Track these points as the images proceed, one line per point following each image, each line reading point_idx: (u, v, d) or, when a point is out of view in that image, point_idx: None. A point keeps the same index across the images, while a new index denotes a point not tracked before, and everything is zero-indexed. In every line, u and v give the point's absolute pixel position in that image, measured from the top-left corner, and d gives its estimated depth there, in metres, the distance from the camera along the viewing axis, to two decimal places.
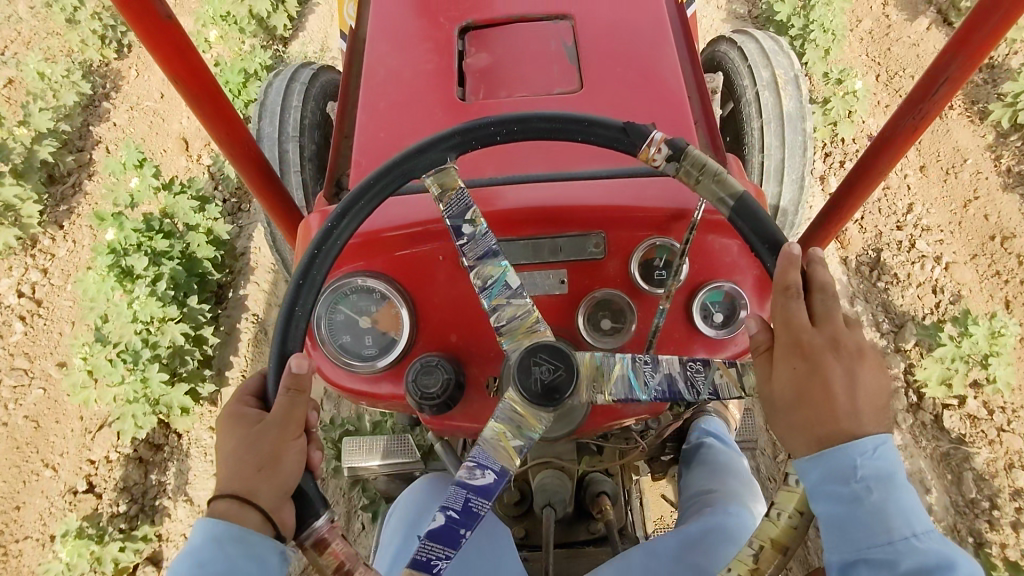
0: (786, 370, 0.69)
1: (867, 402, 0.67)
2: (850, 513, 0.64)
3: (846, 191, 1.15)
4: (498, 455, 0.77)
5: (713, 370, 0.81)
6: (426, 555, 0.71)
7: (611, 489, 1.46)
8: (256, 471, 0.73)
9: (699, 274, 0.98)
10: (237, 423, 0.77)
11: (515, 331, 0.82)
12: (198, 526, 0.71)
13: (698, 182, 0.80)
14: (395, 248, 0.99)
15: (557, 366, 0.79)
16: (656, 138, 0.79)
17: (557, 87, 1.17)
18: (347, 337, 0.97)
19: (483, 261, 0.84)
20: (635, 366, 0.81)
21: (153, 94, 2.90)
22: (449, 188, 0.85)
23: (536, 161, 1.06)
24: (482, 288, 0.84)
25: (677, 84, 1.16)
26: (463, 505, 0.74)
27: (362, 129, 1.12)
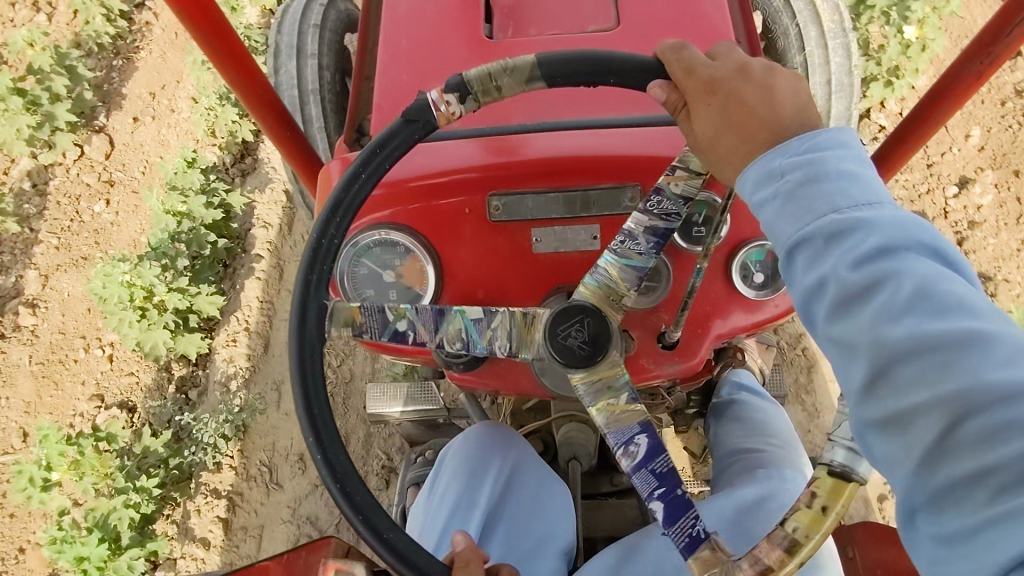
0: (702, 112, 0.68)
1: (788, 109, 0.65)
2: (778, 208, 0.58)
3: (895, 144, 1.07)
4: (626, 421, 0.76)
5: (666, 190, 0.80)
6: (688, 536, 0.71)
7: None
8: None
9: (742, 232, 0.93)
10: None
11: (522, 336, 0.80)
12: None
13: (497, 89, 0.75)
14: (420, 198, 0.95)
15: (580, 320, 0.76)
16: (436, 97, 0.75)
17: (591, 26, 1.08)
18: (371, 293, 0.94)
19: (442, 326, 0.81)
20: (623, 251, 0.79)
21: (11, 441, 2.11)
22: (354, 317, 0.80)
23: (569, 110, 1.00)
24: (467, 343, 0.81)
25: (723, 22, 1.07)
26: (656, 476, 0.73)
27: (383, 70, 1.06)
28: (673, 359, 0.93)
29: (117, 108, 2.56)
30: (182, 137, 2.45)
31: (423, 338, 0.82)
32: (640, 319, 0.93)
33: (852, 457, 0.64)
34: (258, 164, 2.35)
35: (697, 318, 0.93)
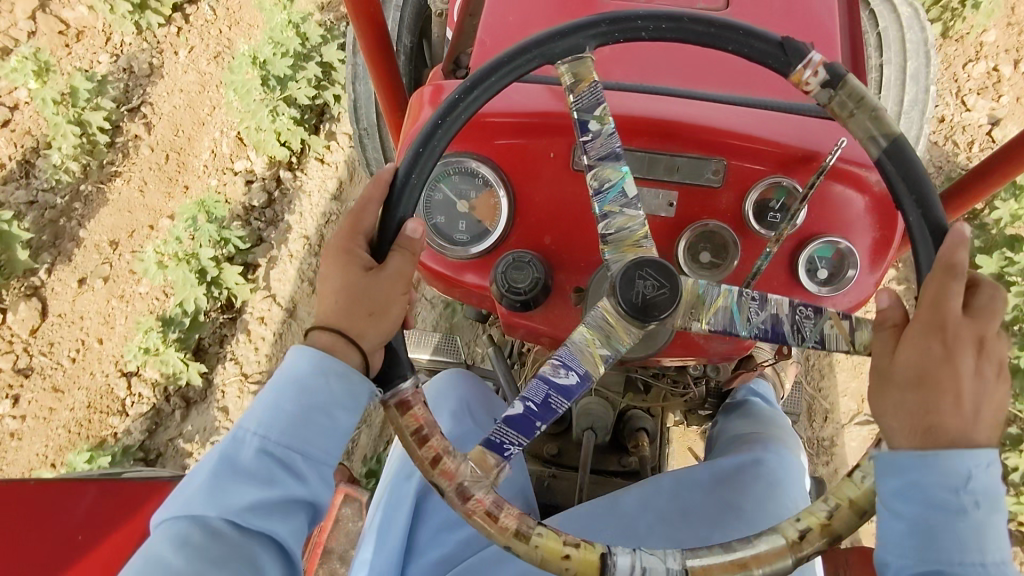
0: (914, 348, 0.64)
1: (989, 410, 0.61)
2: (946, 521, 0.60)
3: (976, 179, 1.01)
4: (584, 360, 0.77)
5: (825, 319, 0.78)
6: (500, 438, 0.74)
7: (650, 426, 1.50)
8: (365, 304, 0.75)
9: (815, 224, 0.94)
10: (343, 262, 0.77)
11: (621, 242, 0.79)
12: (299, 351, 0.74)
13: (850, 115, 0.74)
14: (508, 134, 0.96)
15: (662, 284, 0.76)
16: (815, 60, 0.74)
17: (701, 2, 1.08)
18: (442, 218, 0.97)
19: (603, 163, 0.81)
20: (742, 301, 0.78)
21: None
22: (582, 80, 0.81)
23: (667, 77, 1.01)
24: (597, 191, 0.80)
25: (832, 23, 1.07)
26: (543, 399, 0.75)
27: (491, 9, 1.07)
28: (724, 338, 0.95)
29: (66, 259, 2.28)
30: (127, 328, 2.17)
31: (590, 151, 0.81)
32: None
33: None
34: (208, 399, 2.10)
35: None
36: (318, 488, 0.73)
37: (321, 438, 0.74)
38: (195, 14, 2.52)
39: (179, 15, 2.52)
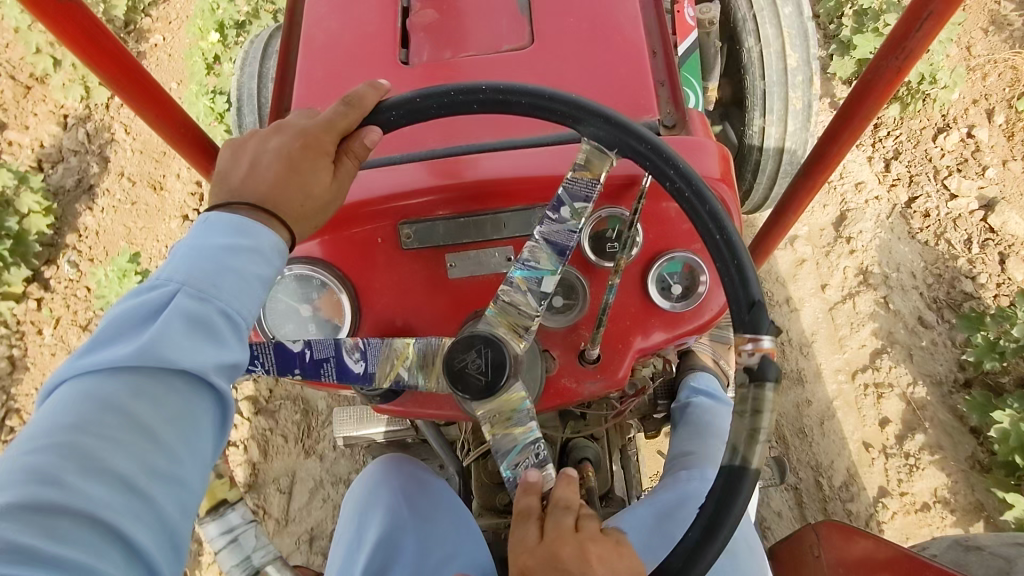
0: None
1: None
2: None
3: (830, 141, 1.11)
4: (380, 360, 0.84)
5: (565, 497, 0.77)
6: (261, 352, 0.83)
7: (594, 454, 1.47)
8: (303, 197, 0.76)
9: (655, 244, 0.92)
10: (298, 160, 0.77)
11: (505, 315, 0.81)
12: (226, 219, 0.69)
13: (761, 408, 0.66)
14: (333, 229, 0.94)
15: (487, 372, 0.77)
16: (761, 348, 0.68)
17: (505, 45, 1.05)
18: (290, 327, 0.92)
19: (548, 246, 0.81)
20: (527, 450, 0.77)
21: None
22: (589, 172, 0.81)
23: (483, 131, 0.99)
24: (524, 261, 0.81)
25: (636, 35, 1.03)
26: (321, 358, 0.84)
27: (299, 102, 1.05)
28: (595, 376, 0.93)
29: None
30: None
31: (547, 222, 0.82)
32: (560, 337, 0.92)
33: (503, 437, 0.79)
34: None
35: (618, 335, 0.93)
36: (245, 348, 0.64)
37: (243, 291, 0.65)
38: (55, 277, 2.34)
39: (37, 284, 2.32)
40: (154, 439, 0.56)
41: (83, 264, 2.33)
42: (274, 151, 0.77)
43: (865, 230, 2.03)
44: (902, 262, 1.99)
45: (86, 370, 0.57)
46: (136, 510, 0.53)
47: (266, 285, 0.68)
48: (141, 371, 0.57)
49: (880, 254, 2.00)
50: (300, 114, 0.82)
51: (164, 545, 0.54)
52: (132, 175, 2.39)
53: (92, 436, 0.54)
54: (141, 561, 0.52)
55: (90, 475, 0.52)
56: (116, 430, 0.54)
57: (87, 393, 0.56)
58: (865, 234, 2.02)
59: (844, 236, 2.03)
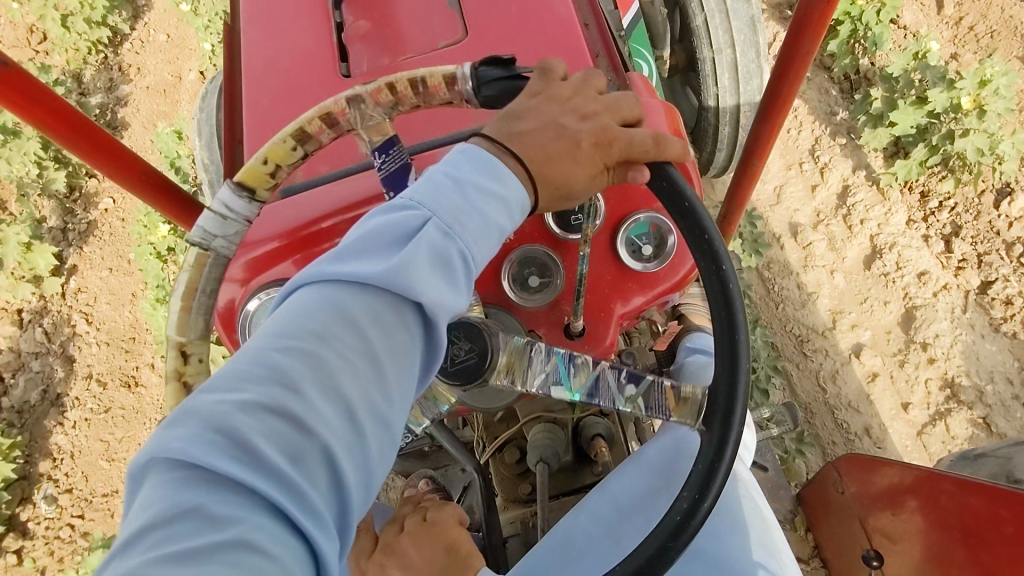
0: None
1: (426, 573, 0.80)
2: None
3: (779, 81, 1.14)
4: None
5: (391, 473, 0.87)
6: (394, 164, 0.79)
7: (606, 429, 1.46)
8: (557, 190, 0.71)
9: (619, 209, 0.93)
10: (568, 154, 0.71)
11: (515, 359, 0.82)
12: (488, 166, 0.68)
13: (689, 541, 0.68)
14: (303, 249, 0.94)
15: (456, 366, 0.80)
16: None
17: (440, 41, 1.07)
18: None
19: (590, 393, 0.81)
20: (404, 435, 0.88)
21: None
22: (671, 409, 0.78)
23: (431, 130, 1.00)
24: (570, 360, 0.82)
25: (566, 10, 1.04)
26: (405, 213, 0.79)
27: (249, 131, 1.07)
28: (583, 348, 0.94)
29: None
30: None
31: (607, 374, 0.82)
32: (544, 316, 0.94)
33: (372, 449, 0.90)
34: None
35: (598, 304, 0.94)
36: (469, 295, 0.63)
37: (481, 233, 0.64)
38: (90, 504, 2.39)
39: (14, 533, 2.39)
40: (375, 372, 0.58)
41: (61, 498, 2.42)
42: (562, 136, 0.71)
43: (942, 332, 2.08)
44: (994, 367, 2.05)
45: (332, 279, 0.60)
46: (347, 440, 0.55)
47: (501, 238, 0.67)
48: (380, 297, 0.59)
49: (968, 359, 2.06)
50: (620, 103, 0.75)
51: (359, 484, 0.55)
52: (102, 375, 2.54)
53: (330, 353, 0.57)
54: (342, 495, 0.53)
55: (321, 387, 0.55)
56: (346, 343, 0.57)
57: (326, 297, 0.59)
58: (942, 338, 2.08)
59: (918, 343, 2.08)
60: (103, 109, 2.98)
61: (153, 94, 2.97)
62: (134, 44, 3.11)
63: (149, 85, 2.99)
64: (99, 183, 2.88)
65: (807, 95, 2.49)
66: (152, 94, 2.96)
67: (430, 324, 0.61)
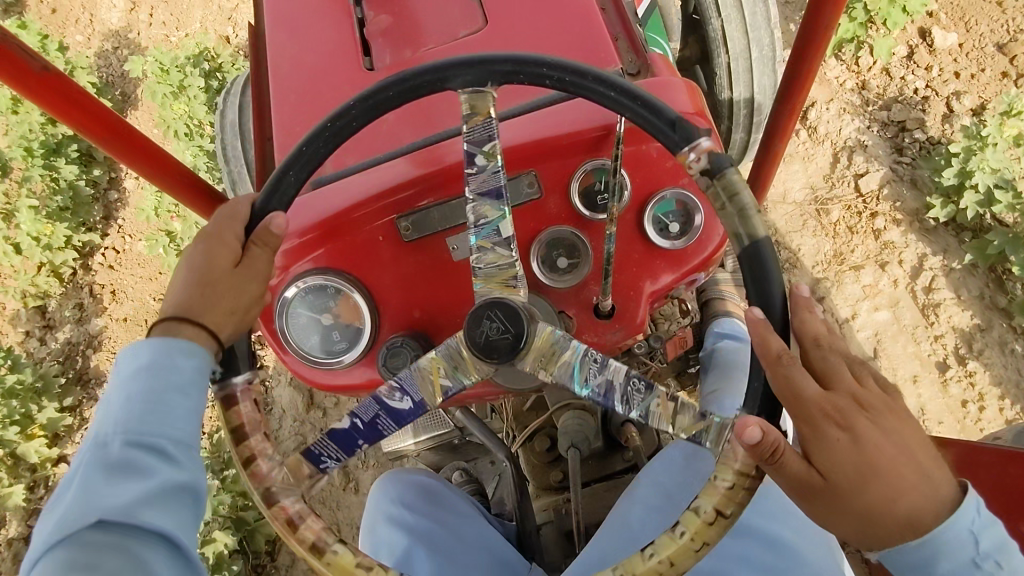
0: (831, 447, 0.65)
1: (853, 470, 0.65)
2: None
3: (799, 58, 1.13)
4: (422, 386, 0.81)
5: (654, 394, 0.76)
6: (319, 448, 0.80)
7: (636, 415, 1.47)
8: (216, 292, 0.77)
9: (644, 187, 0.94)
10: (208, 247, 0.79)
11: (490, 275, 0.81)
12: (139, 346, 0.72)
13: (721, 206, 0.72)
14: (337, 238, 0.97)
15: (507, 328, 0.78)
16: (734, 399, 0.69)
17: (462, 31, 1.08)
18: (315, 338, 0.97)
19: (484, 199, 0.83)
20: (584, 359, 0.78)
21: None
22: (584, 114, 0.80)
23: (452, 118, 1.01)
24: (475, 225, 0.82)
25: None
26: (371, 418, 0.80)
27: (279, 126, 1.09)
28: (614, 326, 0.94)
29: None
30: None
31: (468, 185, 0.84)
32: (573, 296, 0.94)
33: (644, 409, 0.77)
34: None
35: (627, 283, 0.94)
36: (185, 468, 0.69)
37: (171, 421, 0.70)
38: None
39: None
40: None
41: None
42: (204, 264, 0.78)
43: None
44: None
45: (59, 547, 0.63)
46: None
47: (199, 417, 0.72)
48: (101, 532, 0.63)
49: None
50: (236, 205, 0.84)
51: None
52: None
53: None
54: None
55: None
56: None
57: (61, 564, 0.62)
58: None
59: None
60: (68, 357, 2.45)
61: (133, 330, 2.42)
62: (108, 255, 2.56)
63: (127, 317, 2.45)
64: (71, 469, 2.32)
65: (989, 360, 1.81)
66: (131, 329, 2.42)
67: (163, 518, 0.65)
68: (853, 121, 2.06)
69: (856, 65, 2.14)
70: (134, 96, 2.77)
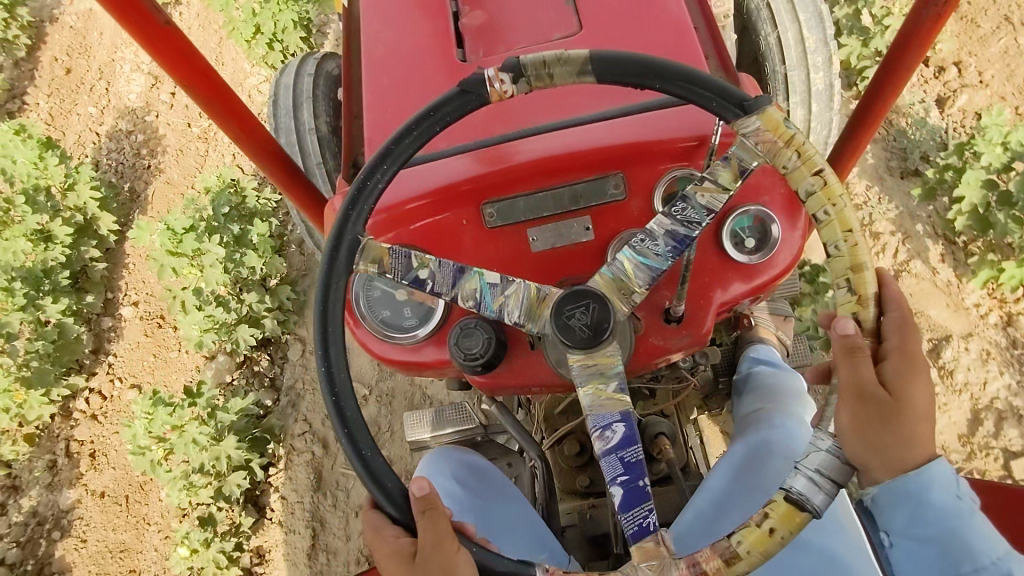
0: (919, 392, 0.70)
1: (925, 416, 0.70)
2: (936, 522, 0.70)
3: (873, 96, 1.14)
4: (611, 407, 0.78)
5: (692, 197, 0.79)
6: (636, 523, 0.72)
7: (668, 428, 1.48)
8: None
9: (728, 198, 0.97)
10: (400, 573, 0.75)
11: (531, 312, 0.83)
12: None
13: (551, 75, 0.74)
14: (420, 218, 1.01)
15: (586, 304, 0.79)
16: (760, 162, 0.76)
17: (556, 34, 1.12)
18: (387, 312, 1.01)
19: (459, 284, 0.86)
20: (637, 249, 0.80)
21: None
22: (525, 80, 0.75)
23: (537, 116, 1.05)
24: (478, 304, 0.85)
25: (678, 8, 1.09)
26: (623, 464, 0.75)
27: (370, 107, 1.13)
28: (681, 332, 0.97)
29: None
30: None
31: (441, 289, 0.86)
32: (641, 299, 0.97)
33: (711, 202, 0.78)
34: None
35: (698, 291, 0.97)
36: None
37: None
38: None
39: None
40: None
41: None
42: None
43: None
44: None
45: None
46: None
47: None
48: None
49: None
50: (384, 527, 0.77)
51: None
52: None
53: None
54: None
55: None
56: None
57: None
58: None
59: None
60: (29, 539, 2.25)
61: (109, 507, 2.25)
62: (92, 402, 2.44)
63: (104, 491, 2.28)
64: None
65: None
66: (107, 508, 2.25)
67: None
68: (1000, 374, 1.85)
69: (998, 294, 1.96)
70: (142, 196, 2.73)
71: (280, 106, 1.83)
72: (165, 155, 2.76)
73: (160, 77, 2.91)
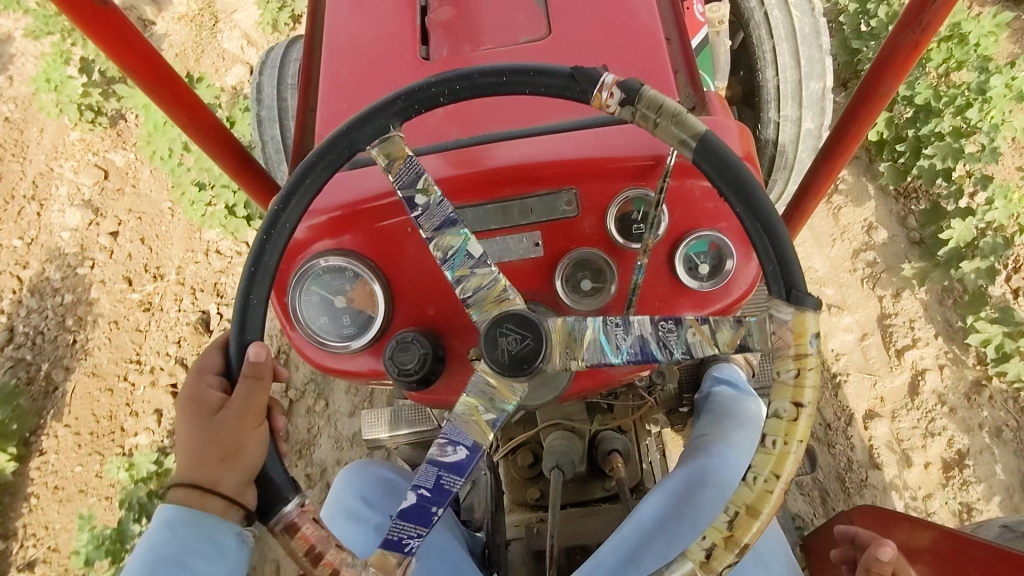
0: None
1: None
2: None
3: (849, 120, 1.10)
4: (470, 431, 0.75)
5: (685, 329, 0.73)
6: (398, 535, 0.72)
7: (622, 445, 1.44)
8: (217, 453, 0.77)
9: (682, 223, 0.93)
10: (196, 408, 0.80)
11: (482, 302, 0.79)
12: (161, 515, 0.75)
13: (655, 122, 0.73)
14: (367, 222, 0.97)
15: (524, 335, 0.75)
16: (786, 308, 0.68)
17: (523, 36, 1.07)
18: (324, 319, 0.96)
19: (442, 231, 0.81)
20: (605, 329, 0.74)
21: None
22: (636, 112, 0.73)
23: (503, 120, 1.00)
24: (443, 259, 0.81)
25: (651, 19, 1.05)
26: (435, 483, 0.73)
27: (325, 101, 1.08)
28: None
29: None
30: None
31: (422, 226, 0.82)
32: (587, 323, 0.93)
33: (695, 348, 0.73)
34: None
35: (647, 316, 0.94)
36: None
37: None
38: None
39: None
40: None
41: None
42: (205, 424, 0.79)
43: None
44: None
45: None
46: None
47: None
48: None
49: None
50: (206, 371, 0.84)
51: None
52: None
53: None
54: None
55: None
56: None
57: None
58: None
59: None
60: None
61: None
62: None
63: None
64: None
65: None
66: None
67: None
68: None
69: None
70: (60, 390, 2.34)
71: (265, 84, 1.76)
72: (94, 329, 2.36)
73: (101, 211, 2.52)
